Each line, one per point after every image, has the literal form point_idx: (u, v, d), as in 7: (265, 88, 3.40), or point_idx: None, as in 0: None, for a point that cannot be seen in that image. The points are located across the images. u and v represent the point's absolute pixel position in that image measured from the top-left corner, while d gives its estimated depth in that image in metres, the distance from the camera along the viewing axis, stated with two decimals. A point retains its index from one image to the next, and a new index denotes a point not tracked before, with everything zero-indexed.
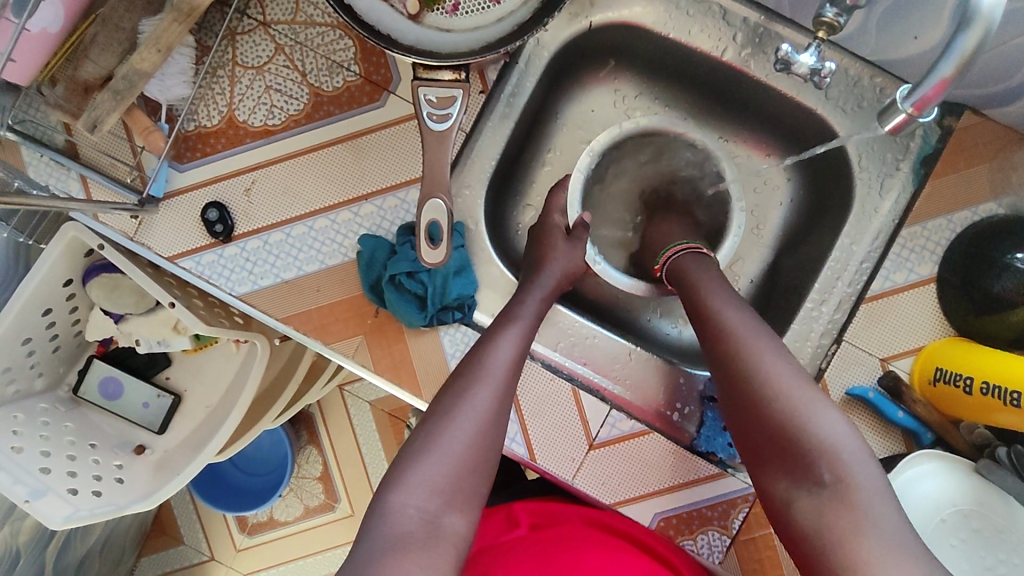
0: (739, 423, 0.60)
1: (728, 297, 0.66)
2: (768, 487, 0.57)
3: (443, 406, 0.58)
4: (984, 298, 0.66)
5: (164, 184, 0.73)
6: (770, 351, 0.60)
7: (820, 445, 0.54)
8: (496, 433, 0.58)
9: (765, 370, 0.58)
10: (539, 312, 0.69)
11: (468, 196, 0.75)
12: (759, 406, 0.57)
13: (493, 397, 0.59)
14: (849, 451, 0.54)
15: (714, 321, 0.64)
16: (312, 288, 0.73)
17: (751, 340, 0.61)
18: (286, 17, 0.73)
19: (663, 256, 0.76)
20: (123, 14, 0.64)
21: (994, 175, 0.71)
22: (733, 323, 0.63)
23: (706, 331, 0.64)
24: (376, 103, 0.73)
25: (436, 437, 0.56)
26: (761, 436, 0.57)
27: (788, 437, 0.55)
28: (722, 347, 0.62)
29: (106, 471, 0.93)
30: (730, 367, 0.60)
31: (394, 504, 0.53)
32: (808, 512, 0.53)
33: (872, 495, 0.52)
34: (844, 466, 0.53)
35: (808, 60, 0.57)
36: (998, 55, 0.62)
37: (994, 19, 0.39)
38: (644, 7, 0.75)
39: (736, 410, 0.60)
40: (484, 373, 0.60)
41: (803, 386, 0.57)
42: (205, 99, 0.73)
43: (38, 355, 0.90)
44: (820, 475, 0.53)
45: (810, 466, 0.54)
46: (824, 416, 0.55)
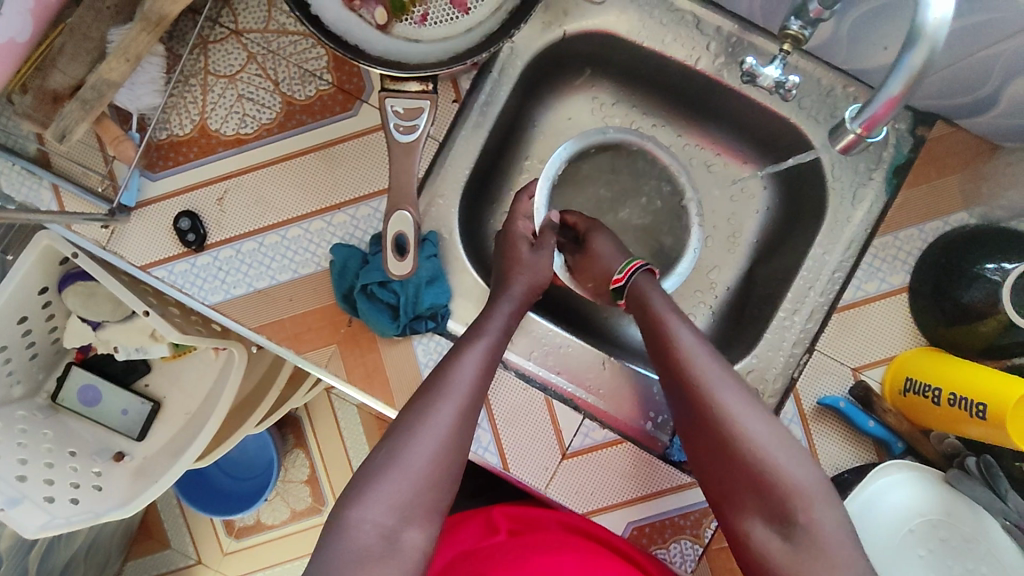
0: (705, 461, 0.60)
1: (688, 327, 0.65)
2: (738, 525, 0.57)
3: (406, 423, 0.59)
4: (954, 308, 0.66)
5: (136, 193, 0.72)
6: (734, 387, 0.60)
7: (791, 485, 0.55)
8: (459, 447, 0.60)
9: (734, 408, 0.59)
10: (507, 325, 0.69)
11: (442, 206, 0.75)
12: (730, 446, 0.57)
13: (456, 413, 0.60)
14: (815, 489, 0.55)
15: (677, 354, 0.63)
16: (286, 297, 0.73)
17: (716, 375, 0.60)
18: (258, 26, 0.72)
19: (625, 269, 0.73)
20: (91, 23, 0.65)
21: (965, 186, 0.71)
22: (697, 356, 0.62)
23: (667, 364, 0.63)
24: (349, 112, 0.73)
25: (399, 451, 0.57)
26: (731, 474, 0.58)
27: (759, 477, 0.56)
28: (689, 381, 0.61)
29: (84, 478, 0.93)
30: (699, 404, 0.60)
31: (352, 520, 0.54)
32: (779, 553, 0.54)
33: (839, 533, 0.54)
34: (812, 506, 0.54)
35: (772, 72, 0.57)
36: (967, 67, 0.62)
37: (939, 38, 0.40)
38: (619, 15, 0.74)
39: (705, 448, 0.59)
40: (448, 389, 0.61)
41: (768, 423, 0.58)
42: (176, 108, 0.73)
43: (15, 362, 0.90)
44: (791, 516, 0.54)
45: (781, 507, 0.55)
46: (790, 454, 0.57)
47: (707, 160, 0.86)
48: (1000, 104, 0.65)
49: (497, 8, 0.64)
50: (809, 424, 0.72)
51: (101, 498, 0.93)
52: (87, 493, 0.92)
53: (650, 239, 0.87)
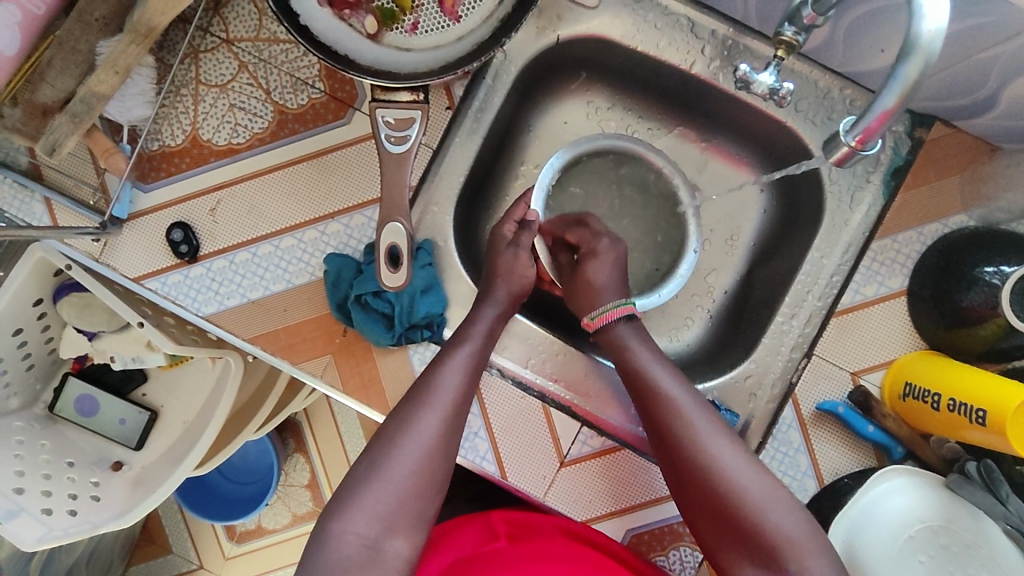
0: (696, 512, 0.61)
1: (672, 373, 0.66)
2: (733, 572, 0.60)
3: (389, 433, 0.59)
4: (953, 311, 0.65)
5: (128, 205, 0.72)
6: (725, 442, 0.61)
7: (785, 543, 0.57)
8: (444, 455, 0.60)
9: (724, 464, 0.60)
10: (493, 331, 0.68)
11: (436, 214, 0.74)
12: (722, 502, 0.59)
13: (439, 423, 0.60)
14: (808, 540, 0.57)
15: (669, 413, 0.62)
16: (280, 308, 0.72)
17: (706, 430, 0.61)
18: (249, 35, 0.72)
19: (602, 317, 0.70)
20: (79, 36, 0.64)
21: (964, 188, 0.71)
22: (685, 411, 0.62)
23: (659, 424, 0.63)
24: (342, 120, 0.72)
25: (381, 462, 0.58)
26: (725, 528, 0.59)
27: (752, 532, 0.58)
28: (678, 437, 0.61)
29: (82, 489, 0.93)
30: (690, 460, 0.60)
31: (334, 532, 0.55)
32: None
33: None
34: (807, 557, 0.56)
35: (767, 79, 0.56)
36: (963, 69, 0.62)
37: (935, 48, 0.39)
38: (612, 19, 0.73)
39: (697, 502, 0.61)
40: (431, 398, 0.61)
41: (756, 474, 0.60)
42: (168, 119, 0.72)
43: (11, 373, 0.90)
44: (786, 567, 0.56)
45: (777, 559, 0.57)
46: (783, 512, 0.58)
47: (705, 163, 0.85)
48: (1000, 105, 0.64)
49: (489, 16, 0.63)
50: (808, 430, 0.72)
51: (99, 508, 0.92)
52: (85, 504, 0.92)
53: (645, 244, 0.86)
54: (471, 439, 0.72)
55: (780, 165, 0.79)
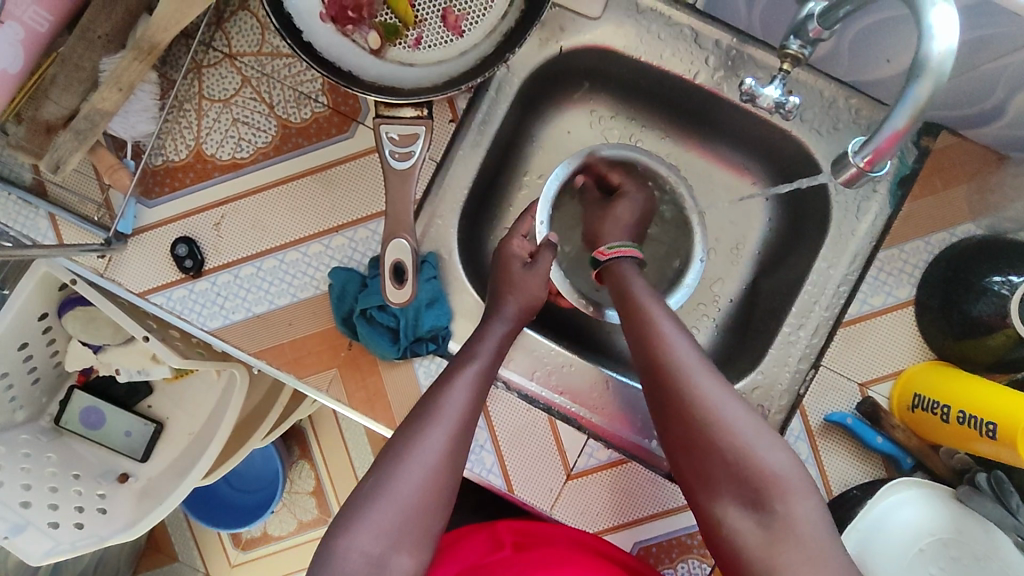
0: (680, 451, 0.59)
1: (670, 318, 0.64)
2: (713, 511, 0.57)
3: (395, 450, 0.59)
4: (963, 322, 0.65)
5: (132, 220, 0.72)
6: (718, 381, 0.59)
7: (773, 479, 0.55)
8: (451, 471, 0.59)
9: (710, 395, 0.58)
10: (500, 347, 0.68)
11: (441, 226, 0.74)
12: (709, 435, 0.57)
13: (446, 439, 0.59)
14: (797, 482, 0.55)
15: (664, 351, 0.61)
16: (285, 322, 0.72)
17: (694, 362, 0.60)
18: (252, 49, 0.72)
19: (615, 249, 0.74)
20: (82, 54, 0.64)
21: (972, 197, 0.70)
22: (673, 344, 0.61)
23: (652, 362, 0.61)
24: (345, 134, 0.72)
25: (388, 480, 0.57)
26: (709, 465, 0.57)
27: (739, 467, 0.55)
28: (665, 368, 0.60)
29: (89, 502, 0.93)
30: (675, 391, 0.59)
31: (339, 549, 0.55)
32: (756, 538, 0.54)
33: (819, 526, 0.54)
34: (794, 497, 0.54)
35: (772, 92, 0.55)
36: (970, 80, 0.61)
37: (946, 68, 0.39)
38: (615, 30, 0.73)
39: (680, 435, 0.59)
40: (438, 414, 0.60)
41: (748, 414, 0.57)
42: (171, 134, 0.72)
43: (17, 387, 0.90)
44: (771, 506, 0.54)
45: (763, 497, 0.54)
46: (770, 447, 0.56)
47: (709, 172, 0.85)
48: (1008, 114, 0.63)
49: (492, 30, 0.63)
50: (817, 441, 0.71)
51: (105, 521, 0.92)
52: (91, 517, 0.92)
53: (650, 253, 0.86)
54: (478, 453, 0.72)
55: (786, 173, 0.78)
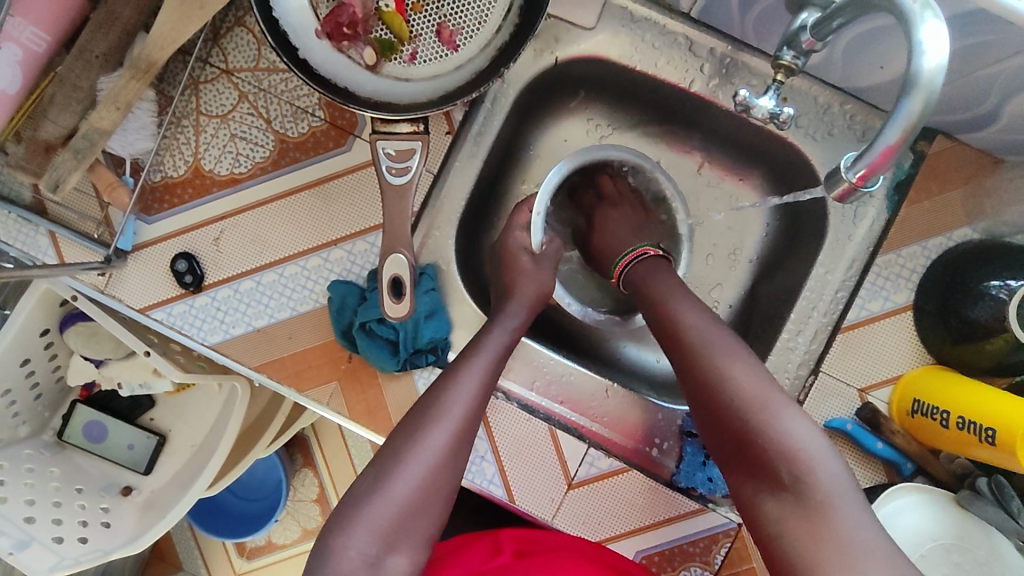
0: (701, 426, 0.61)
1: (688, 299, 0.66)
2: (735, 483, 0.58)
3: (397, 446, 0.59)
4: (961, 327, 0.65)
5: (132, 237, 0.72)
6: (728, 355, 0.60)
7: (780, 447, 0.54)
8: (450, 471, 0.60)
9: (727, 371, 0.59)
10: (508, 342, 0.68)
11: (438, 238, 0.74)
12: (719, 408, 0.58)
13: (447, 439, 0.59)
14: (811, 451, 0.54)
15: (679, 331, 0.63)
16: (285, 335, 0.73)
17: (714, 341, 0.61)
18: (249, 65, 0.72)
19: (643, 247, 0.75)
20: (80, 73, 0.64)
21: (968, 202, 0.71)
22: (696, 326, 0.63)
23: (671, 342, 0.64)
24: (343, 148, 0.72)
25: (387, 476, 0.57)
26: (724, 437, 0.58)
27: (748, 437, 0.56)
28: (687, 349, 0.62)
29: (92, 516, 0.93)
30: (694, 370, 0.60)
31: (337, 546, 0.55)
32: (770, 509, 0.54)
33: (835, 496, 0.52)
34: (805, 466, 0.53)
35: (767, 103, 0.55)
36: (965, 85, 0.61)
37: (936, 84, 0.39)
38: (610, 40, 0.73)
39: (703, 412, 0.60)
40: (442, 412, 0.60)
41: (760, 384, 0.57)
42: (170, 150, 0.72)
43: (20, 403, 0.90)
44: (781, 476, 0.54)
45: (770, 467, 0.54)
46: (788, 418, 0.55)
47: (707, 178, 0.85)
48: (1002, 119, 0.64)
49: (486, 44, 0.63)
50: None
51: (109, 535, 0.92)
52: (95, 531, 0.92)
53: None
54: (478, 463, 0.72)
55: (783, 179, 0.79)
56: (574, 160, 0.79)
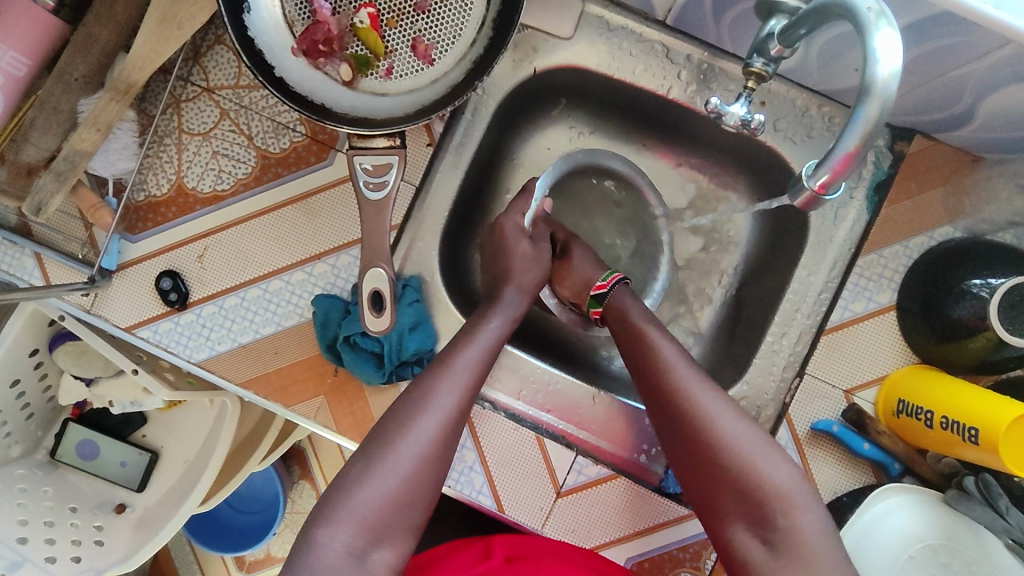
0: (684, 467, 0.59)
1: (665, 335, 0.66)
2: (719, 530, 0.57)
3: (386, 436, 0.57)
4: (943, 325, 0.65)
5: (117, 255, 0.72)
6: (714, 396, 0.59)
7: (773, 492, 0.54)
8: (439, 462, 0.58)
9: (715, 415, 0.58)
10: (501, 331, 0.67)
11: (422, 249, 0.74)
12: (709, 450, 0.57)
13: (438, 427, 0.58)
14: (798, 494, 0.54)
15: (659, 369, 0.62)
16: (271, 351, 0.73)
17: (698, 382, 0.60)
18: (229, 82, 0.73)
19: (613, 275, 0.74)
20: (60, 96, 0.65)
21: (948, 200, 0.71)
22: (677, 365, 0.62)
23: (650, 379, 0.63)
24: (325, 162, 0.73)
25: (375, 465, 0.55)
26: (711, 480, 0.57)
27: (740, 481, 0.55)
28: (669, 389, 0.61)
29: (85, 534, 0.93)
30: (681, 413, 0.59)
31: (321, 538, 0.52)
32: (758, 555, 0.54)
33: (822, 539, 0.53)
34: (796, 512, 0.53)
35: (738, 110, 0.56)
36: (940, 85, 0.62)
37: (891, 89, 0.40)
38: (588, 50, 0.74)
39: (687, 458, 0.59)
40: (430, 402, 0.59)
41: (748, 428, 0.58)
42: (153, 169, 0.73)
43: (11, 423, 0.91)
44: (773, 522, 0.53)
45: (763, 513, 0.54)
46: (774, 463, 0.56)
47: (690, 183, 0.85)
48: (976, 118, 0.64)
49: (462, 58, 0.64)
50: (805, 450, 0.71)
51: (99, 554, 0.93)
52: (87, 550, 0.93)
53: (630, 269, 0.87)
54: (467, 474, 0.72)
55: (765, 184, 0.79)
56: (577, 154, 0.82)
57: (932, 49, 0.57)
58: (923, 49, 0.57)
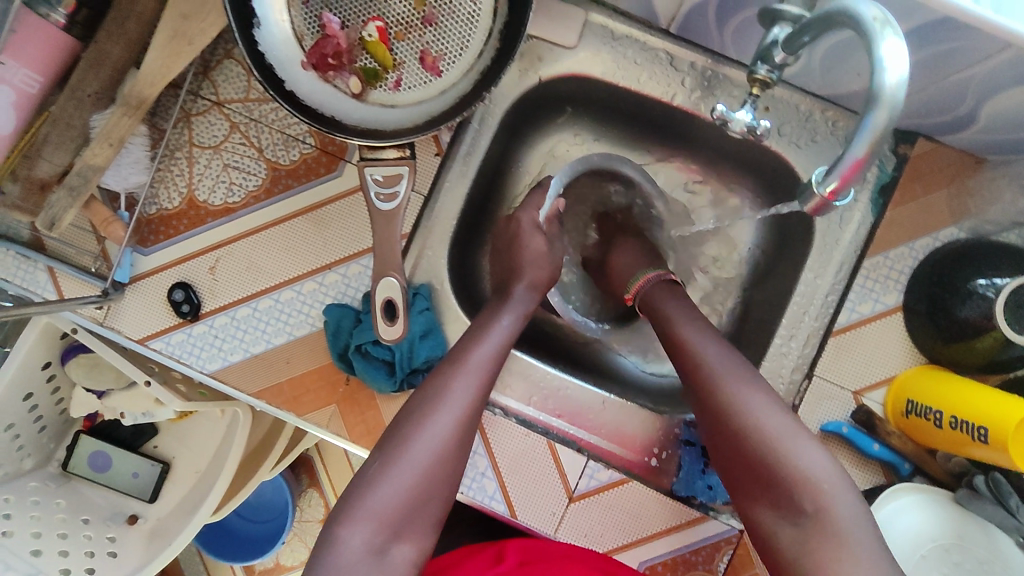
0: (719, 455, 0.60)
1: (701, 326, 0.66)
2: (753, 517, 0.56)
3: (402, 433, 0.57)
4: (951, 326, 0.65)
5: (129, 269, 0.73)
6: (747, 384, 0.59)
7: (802, 476, 0.53)
8: (455, 458, 0.58)
9: (742, 400, 0.58)
10: (514, 327, 0.68)
11: (431, 257, 0.75)
12: (739, 437, 0.57)
13: (453, 424, 0.58)
14: (829, 480, 0.53)
15: (694, 359, 0.63)
16: (283, 360, 0.73)
17: (728, 371, 0.60)
18: (239, 96, 0.74)
19: (636, 285, 0.77)
20: (72, 112, 0.66)
21: (952, 202, 0.72)
22: (707, 354, 0.63)
23: (687, 370, 0.63)
24: (334, 174, 0.74)
25: (393, 461, 0.56)
26: (742, 467, 0.57)
27: (769, 466, 0.55)
28: (699, 376, 0.62)
29: (99, 546, 0.93)
30: (709, 399, 0.60)
31: (341, 537, 0.53)
32: (789, 540, 0.53)
33: (853, 525, 0.51)
34: (826, 497, 0.52)
35: (744, 116, 0.56)
36: (943, 88, 0.62)
37: (898, 98, 0.40)
38: (592, 58, 0.75)
39: (718, 443, 0.59)
40: (446, 398, 0.59)
41: (779, 415, 0.57)
42: (164, 182, 0.74)
43: (24, 436, 0.91)
44: (802, 506, 0.53)
45: (792, 497, 0.53)
46: (803, 445, 0.55)
47: (695, 188, 0.86)
48: (979, 120, 0.65)
49: (469, 69, 0.65)
50: None
51: (115, 565, 0.92)
52: (103, 562, 0.92)
53: None
54: (479, 480, 0.73)
55: (770, 188, 0.79)
56: (593, 158, 0.81)
57: (934, 54, 0.58)
58: (926, 53, 0.58)
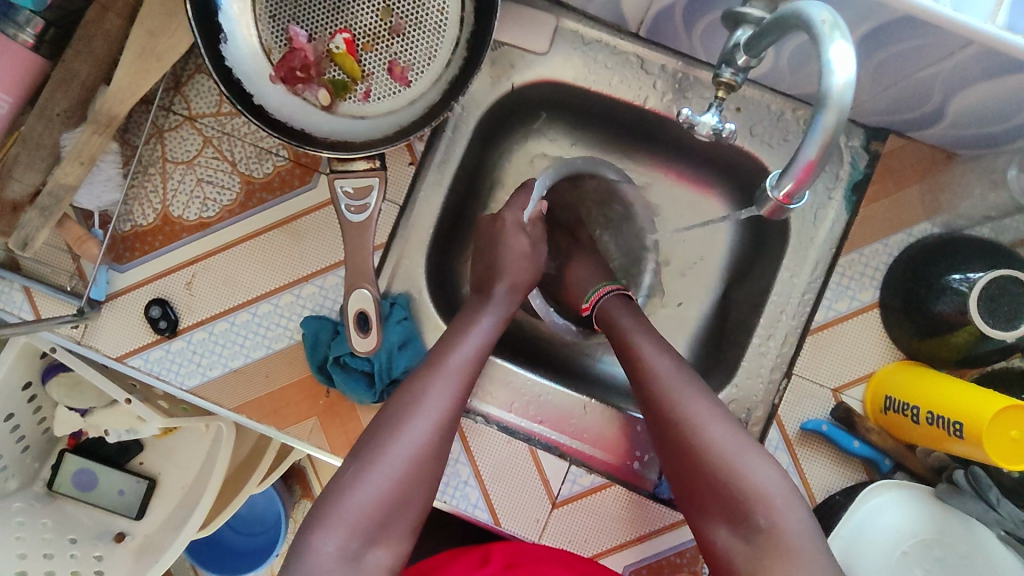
0: (673, 472, 0.60)
1: (656, 342, 0.67)
2: (706, 532, 0.57)
3: (377, 439, 0.57)
4: (927, 323, 0.66)
5: (105, 286, 0.73)
6: (701, 400, 0.60)
7: (756, 492, 0.54)
8: (432, 464, 0.58)
9: (698, 417, 0.59)
10: (492, 332, 0.68)
11: (408, 266, 0.75)
12: (695, 454, 0.57)
13: (430, 428, 0.58)
14: (781, 495, 0.54)
15: (650, 375, 0.63)
16: (262, 374, 0.73)
17: (684, 388, 0.61)
18: (211, 110, 0.74)
19: (592, 296, 0.76)
20: (42, 131, 0.66)
21: (924, 197, 0.72)
22: (665, 370, 0.63)
23: (642, 386, 0.63)
24: (308, 186, 0.74)
25: (367, 468, 0.56)
26: (697, 483, 0.58)
27: (724, 483, 0.56)
28: (655, 392, 0.62)
29: (84, 565, 0.91)
30: (667, 415, 0.60)
31: (313, 546, 0.52)
32: (740, 555, 0.54)
33: (804, 539, 0.53)
34: (779, 512, 0.54)
35: (710, 120, 0.56)
36: (909, 84, 0.62)
37: (846, 98, 0.41)
38: (564, 63, 0.75)
39: (673, 459, 0.60)
40: (421, 404, 0.59)
41: (734, 432, 0.58)
42: (138, 199, 0.74)
43: (7, 457, 0.91)
44: (755, 522, 0.54)
45: (745, 513, 0.54)
46: (756, 462, 0.56)
47: (672, 190, 0.86)
48: (948, 116, 0.65)
49: (437, 78, 0.65)
50: (796, 450, 0.72)
51: None
52: None
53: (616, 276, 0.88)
54: (462, 488, 0.73)
55: (745, 188, 0.80)
56: (576, 161, 0.83)
57: (900, 52, 0.58)
58: (892, 51, 0.58)
